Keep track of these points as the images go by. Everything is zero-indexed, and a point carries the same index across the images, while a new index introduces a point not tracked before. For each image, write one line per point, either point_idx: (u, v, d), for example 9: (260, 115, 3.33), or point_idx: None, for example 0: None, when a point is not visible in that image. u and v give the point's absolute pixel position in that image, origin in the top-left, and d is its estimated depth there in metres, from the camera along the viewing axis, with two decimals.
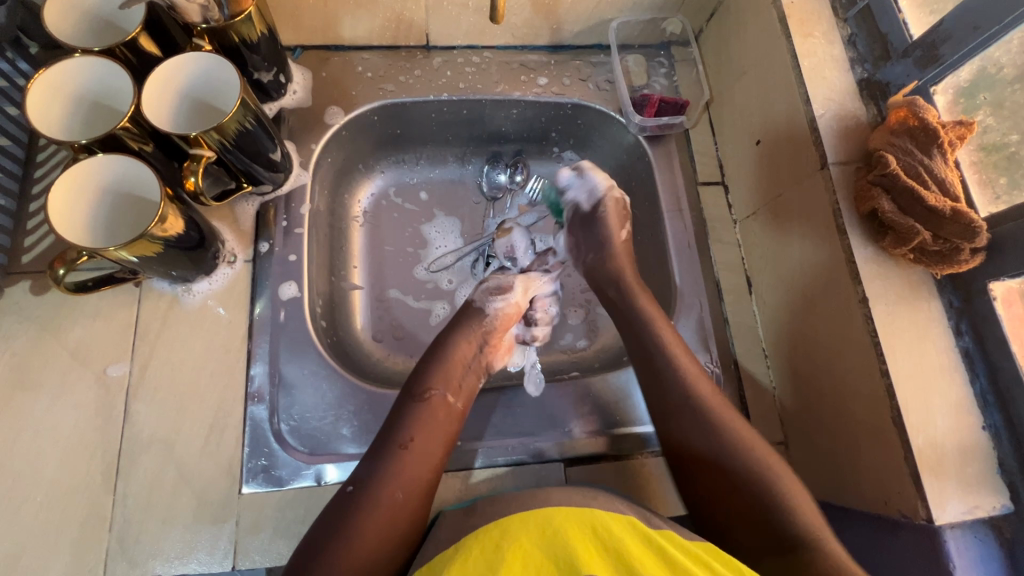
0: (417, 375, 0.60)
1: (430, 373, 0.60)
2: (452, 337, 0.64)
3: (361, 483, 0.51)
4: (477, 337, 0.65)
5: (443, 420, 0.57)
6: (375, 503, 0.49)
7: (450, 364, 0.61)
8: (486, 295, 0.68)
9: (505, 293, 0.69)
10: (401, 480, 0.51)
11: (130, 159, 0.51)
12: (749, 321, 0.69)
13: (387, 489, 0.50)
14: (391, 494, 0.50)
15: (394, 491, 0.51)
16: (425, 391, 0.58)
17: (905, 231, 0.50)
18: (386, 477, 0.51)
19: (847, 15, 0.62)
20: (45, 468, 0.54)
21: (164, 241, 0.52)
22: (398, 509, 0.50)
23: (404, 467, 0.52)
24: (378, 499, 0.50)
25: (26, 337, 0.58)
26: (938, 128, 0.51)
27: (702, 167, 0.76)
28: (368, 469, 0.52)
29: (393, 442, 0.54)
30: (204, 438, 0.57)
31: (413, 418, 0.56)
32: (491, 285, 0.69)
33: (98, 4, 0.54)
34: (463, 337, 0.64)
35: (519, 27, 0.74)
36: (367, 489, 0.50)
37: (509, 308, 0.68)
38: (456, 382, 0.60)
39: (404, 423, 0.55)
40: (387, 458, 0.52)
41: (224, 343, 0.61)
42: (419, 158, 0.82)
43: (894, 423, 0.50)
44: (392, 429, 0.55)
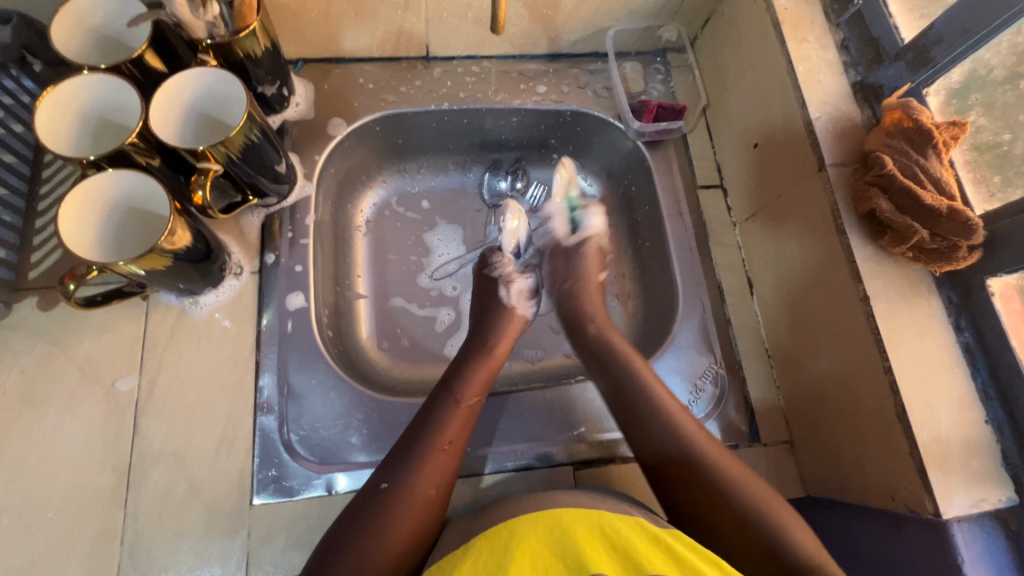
0: (457, 374, 0.60)
1: (471, 378, 0.60)
2: (490, 343, 0.65)
3: (393, 481, 0.51)
4: (507, 345, 0.66)
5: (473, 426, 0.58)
6: (407, 502, 0.49)
7: (487, 370, 0.62)
8: (521, 299, 0.71)
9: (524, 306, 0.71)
10: (434, 482, 0.51)
11: (138, 174, 0.51)
12: (752, 321, 0.70)
13: (423, 486, 0.51)
14: (425, 492, 0.51)
15: (429, 487, 0.51)
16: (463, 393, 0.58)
17: (904, 230, 0.51)
18: (420, 478, 0.51)
19: (839, 20, 0.64)
20: (55, 484, 0.54)
21: (173, 254, 0.52)
22: (431, 510, 0.50)
23: (440, 469, 0.52)
24: (416, 496, 0.50)
25: (34, 352, 0.58)
26: (932, 128, 0.52)
27: (700, 171, 0.77)
28: (407, 464, 0.52)
29: (434, 442, 0.53)
30: (215, 450, 0.57)
31: (452, 420, 0.56)
32: (522, 289, 0.71)
33: (106, 23, 0.55)
34: (501, 343, 0.66)
35: (518, 37, 0.75)
36: (403, 486, 0.50)
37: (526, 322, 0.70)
38: (489, 387, 0.61)
39: (444, 422, 0.55)
40: (428, 456, 0.52)
41: (232, 354, 0.61)
42: (421, 167, 0.83)
43: (899, 418, 0.50)
44: (431, 426, 0.55)
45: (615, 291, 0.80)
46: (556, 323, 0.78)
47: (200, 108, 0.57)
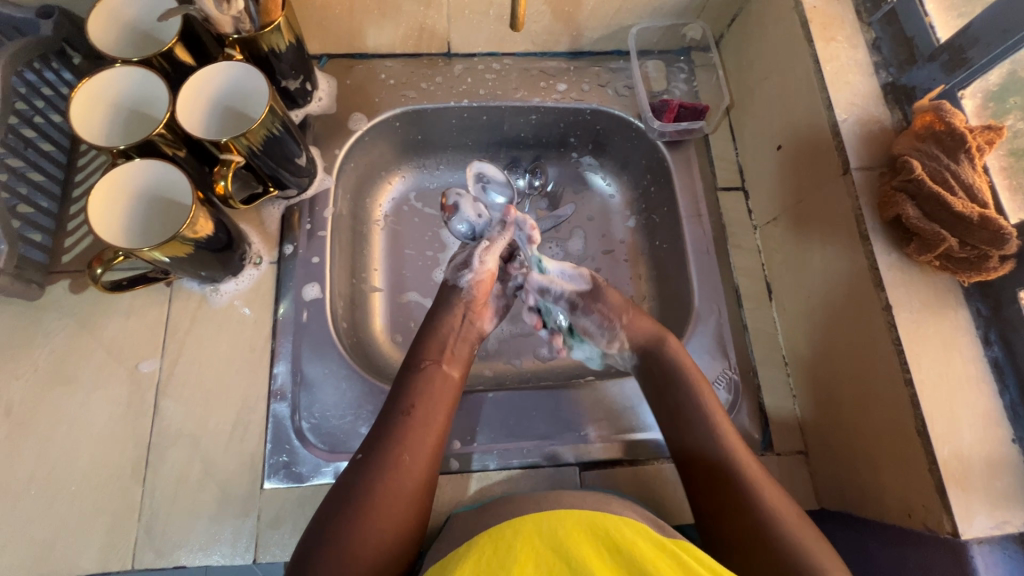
0: (416, 347, 0.62)
1: (424, 347, 0.62)
2: (439, 311, 0.65)
3: (367, 451, 0.53)
4: (460, 309, 0.65)
5: (440, 387, 0.59)
6: (381, 467, 0.52)
7: (442, 335, 0.63)
8: (455, 271, 0.67)
9: (470, 264, 0.66)
10: (405, 447, 0.53)
11: (163, 163, 0.53)
12: (769, 327, 0.68)
13: (393, 454, 0.53)
14: (397, 457, 0.52)
15: (400, 455, 0.53)
16: (418, 362, 0.60)
17: (931, 238, 0.49)
18: (390, 445, 0.53)
19: (871, 19, 0.62)
20: (79, 459, 0.57)
21: (194, 242, 0.54)
22: (409, 472, 0.52)
23: (407, 434, 0.54)
24: (386, 466, 0.52)
25: (64, 333, 0.61)
26: (965, 133, 0.50)
27: (721, 173, 0.75)
28: (376, 437, 0.54)
29: (394, 412, 0.56)
30: (229, 433, 0.59)
31: (411, 387, 0.58)
32: (459, 261, 0.68)
33: (139, 18, 0.58)
34: (452, 309, 0.65)
35: (539, 34, 0.75)
36: (372, 454, 0.53)
37: (484, 275, 0.66)
38: (449, 351, 0.62)
39: (401, 395, 0.57)
40: (393, 426, 0.55)
41: (249, 341, 0.63)
42: (440, 162, 0.83)
43: (918, 433, 0.48)
44: (394, 399, 0.57)
45: (630, 293, 0.79)
46: None
47: (220, 100, 0.59)
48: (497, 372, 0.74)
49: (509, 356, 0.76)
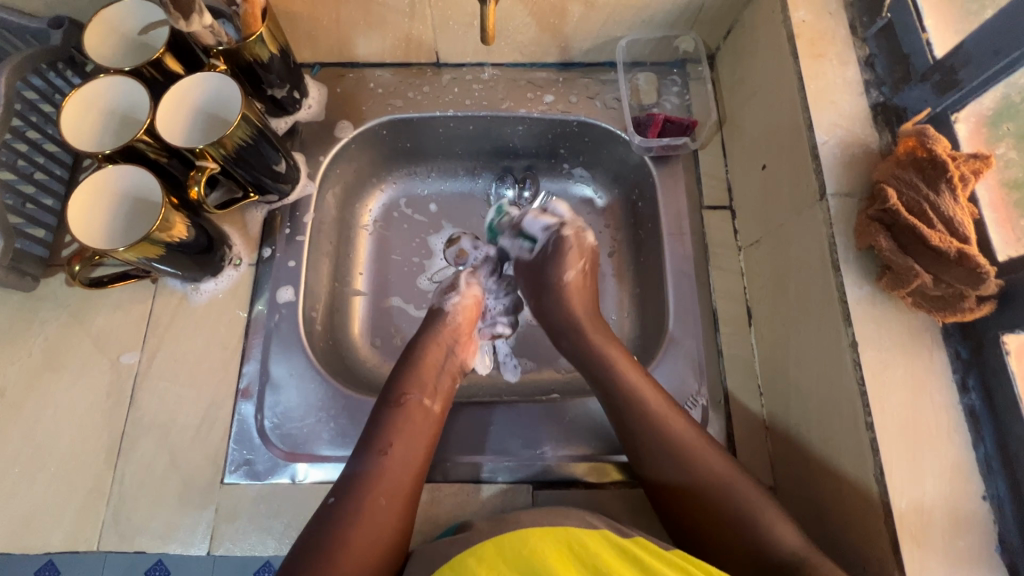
0: (395, 382, 0.62)
1: (406, 382, 0.62)
2: (425, 345, 0.66)
3: (340, 494, 0.53)
4: (446, 343, 0.67)
5: (419, 422, 0.59)
6: (356, 511, 0.51)
7: (425, 371, 0.64)
8: (441, 295, 0.72)
9: (455, 288, 0.72)
10: (382, 490, 0.53)
11: (136, 168, 0.57)
12: (746, 354, 0.65)
13: (369, 498, 0.52)
14: (372, 501, 0.52)
15: (376, 498, 0.52)
16: (399, 397, 0.60)
17: (903, 272, 0.46)
18: (365, 489, 0.53)
19: (866, 34, 0.58)
20: (59, 442, 0.60)
21: (166, 244, 0.57)
22: (384, 516, 0.51)
23: (383, 474, 0.54)
24: (362, 511, 0.51)
25: (57, 323, 0.65)
26: (948, 161, 0.46)
27: (708, 191, 0.72)
28: (352, 479, 0.54)
29: (371, 452, 0.56)
30: (197, 427, 0.62)
31: (390, 424, 0.58)
32: (446, 286, 0.73)
33: (132, 30, 0.61)
34: (435, 343, 0.67)
35: (527, 45, 0.74)
36: (346, 497, 0.52)
37: (465, 300, 0.72)
38: (431, 387, 0.63)
39: (380, 433, 0.57)
40: (367, 466, 0.54)
41: (223, 339, 0.65)
42: (430, 171, 0.84)
43: (876, 481, 0.45)
44: (369, 437, 0.57)
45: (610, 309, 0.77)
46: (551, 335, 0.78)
47: (199, 104, 0.61)
48: (469, 382, 0.75)
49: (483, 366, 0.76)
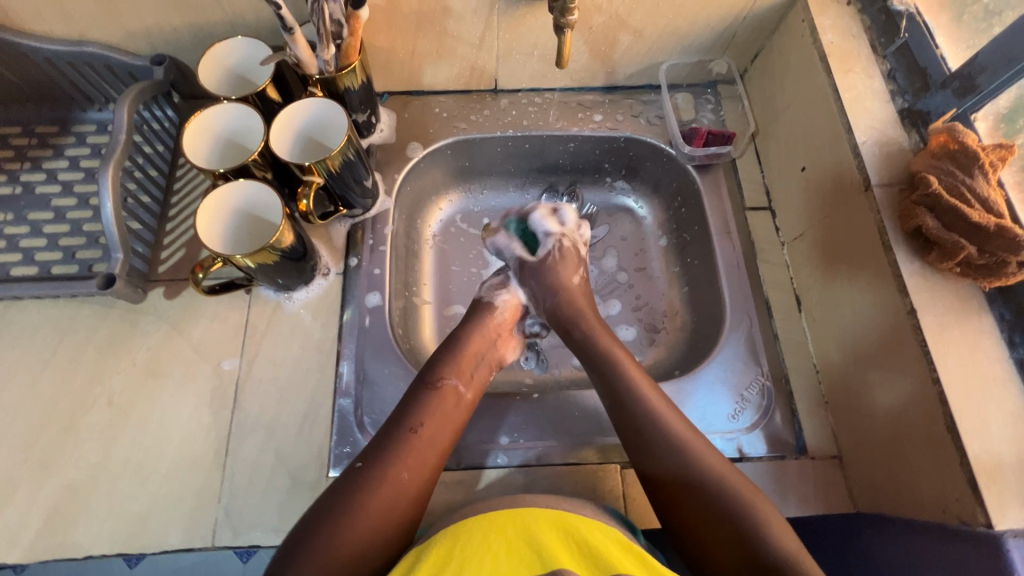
0: (433, 364, 0.65)
1: (445, 365, 0.65)
2: (466, 332, 0.69)
3: (367, 462, 0.56)
4: (488, 332, 0.70)
5: (453, 408, 0.62)
6: (379, 481, 0.54)
7: (464, 358, 0.67)
8: (490, 289, 0.76)
9: (505, 286, 0.76)
10: (407, 465, 0.56)
11: (260, 185, 0.62)
12: (799, 337, 0.72)
13: (392, 470, 0.55)
14: (396, 474, 0.55)
15: (399, 473, 0.56)
16: (438, 379, 0.64)
17: (951, 246, 0.53)
18: (392, 461, 0.56)
19: (886, 52, 0.68)
20: (169, 445, 0.63)
21: (279, 251, 0.62)
22: (400, 489, 0.55)
23: (411, 450, 0.57)
24: (383, 480, 0.54)
25: (159, 333, 0.69)
26: (977, 150, 0.54)
27: (748, 194, 0.80)
28: (379, 451, 0.57)
29: (403, 427, 0.59)
30: (299, 426, 0.65)
31: (427, 404, 0.61)
32: (494, 283, 0.77)
33: (238, 63, 0.67)
34: (476, 333, 0.70)
35: (578, 71, 0.83)
36: (373, 466, 0.55)
37: (511, 299, 0.75)
38: (468, 373, 0.66)
39: (417, 409, 0.60)
40: (398, 442, 0.58)
41: (318, 343, 0.69)
42: (485, 187, 0.91)
43: (948, 428, 0.51)
44: (403, 414, 0.60)
45: (662, 307, 0.83)
46: None
47: (303, 126, 0.67)
48: (537, 379, 0.79)
49: (548, 365, 0.80)
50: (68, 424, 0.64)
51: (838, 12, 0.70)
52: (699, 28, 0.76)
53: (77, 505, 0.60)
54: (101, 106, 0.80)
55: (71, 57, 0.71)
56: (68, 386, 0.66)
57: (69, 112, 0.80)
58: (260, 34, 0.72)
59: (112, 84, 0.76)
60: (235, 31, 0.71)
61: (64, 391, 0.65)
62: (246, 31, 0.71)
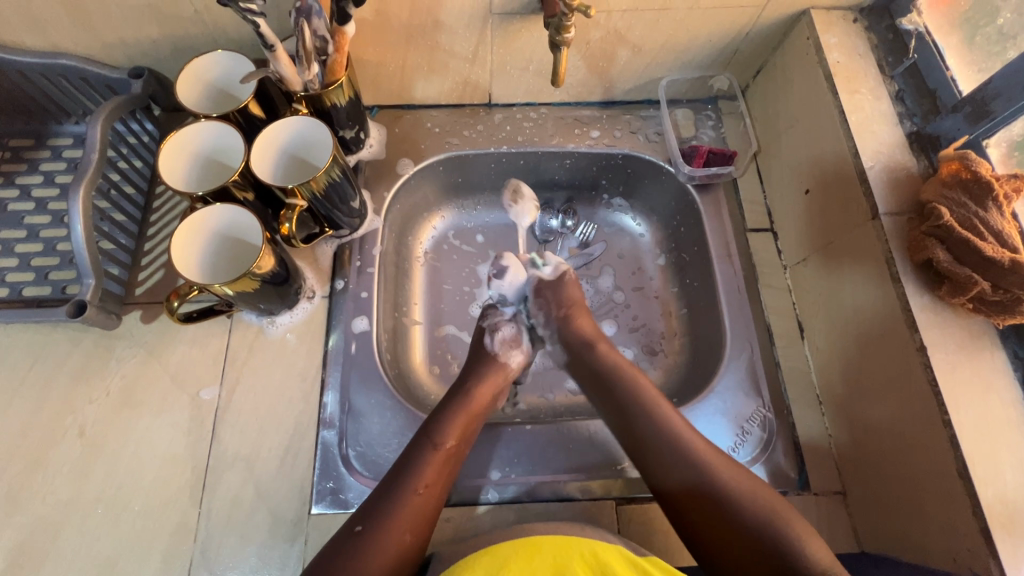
0: (435, 419, 0.61)
1: (448, 421, 0.61)
2: (472, 384, 0.66)
3: (367, 524, 0.53)
4: (494, 385, 0.67)
5: (452, 466, 0.59)
6: (380, 545, 0.52)
7: (468, 413, 0.63)
8: (504, 347, 0.70)
9: (518, 343, 0.71)
10: (409, 528, 0.54)
11: (237, 208, 0.59)
12: (802, 365, 0.69)
13: (395, 535, 0.53)
14: (398, 537, 0.53)
15: (402, 536, 0.53)
16: (441, 437, 0.60)
17: (964, 281, 0.51)
18: (394, 524, 0.53)
19: (894, 72, 0.66)
20: (143, 479, 0.61)
21: (260, 278, 0.59)
22: (401, 554, 0.52)
23: (412, 513, 0.54)
24: (387, 545, 0.52)
25: (135, 360, 0.66)
26: (991, 180, 0.52)
27: (750, 215, 0.78)
28: (378, 513, 0.54)
29: (404, 487, 0.55)
30: (281, 459, 0.62)
31: (428, 463, 0.58)
32: (506, 337, 0.71)
33: (219, 78, 0.64)
34: (483, 386, 0.66)
35: (575, 86, 0.80)
36: (374, 528, 0.52)
37: (522, 359, 0.71)
38: (470, 429, 0.62)
39: (419, 468, 0.57)
40: (401, 505, 0.54)
41: (302, 370, 0.67)
42: (477, 204, 0.88)
43: (960, 475, 0.49)
44: (402, 477, 0.56)
45: (660, 329, 0.81)
46: None
47: (292, 145, 0.64)
48: (530, 405, 0.76)
49: (542, 390, 0.77)
50: (36, 458, 0.61)
51: (845, 29, 0.67)
52: (700, 44, 0.74)
53: (45, 546, 0.57)
54: (78, 119, 0.77)
55: (44, 69, 0.68)
56: (38, 417, 0.62)
57: (44, 125, 0.76)
58: (242, 47, 0.69)
59: (89, 97, 0.73)
60: (217, 44, 0.68)
61: (33, 422, 0.62)
62: (227, 44, 0.68)
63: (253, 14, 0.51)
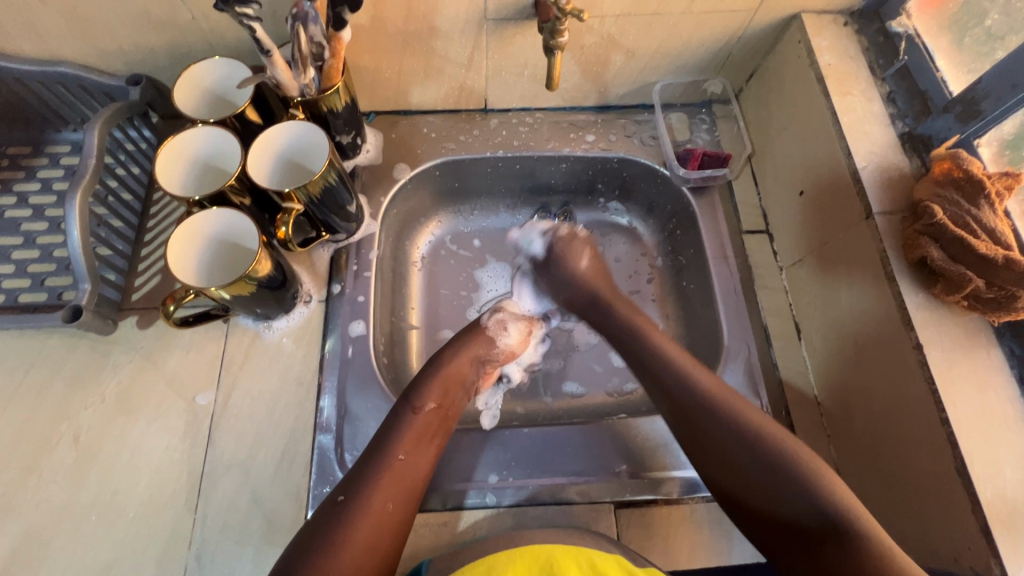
0: (414, 386, 0.62)
1: (426, 387, 0.62)
2: (454, 352, 0.66)
3: (349, 494, 0.53)
4: (479, 353, 0.68)
5: (434, 432, 0.59)
6: (363, 512, 0.51)
7: (447, 380, 0.63)
8: (496, 328, 0.72)
9: (507, 331, 0.73)
10: (391, 494, 0.53)
11: (235, 212, 0.59)
12: (799, 366, 0.69)
13: (377, 500, 0.52)
14: (380, 504, 0.52)
15: (384, 501, 0.53)
16: (420, 400, 0.61)
17: (958, 279, 0.51)
18: (375, 491, 0.53)
19: (885, 74, 0.66)
20: (139, 484, 0.60)
21: (256, 281, 0.59)
22: (385, 519, 0.52)
23: (393, 479, 0.54)
24: (369, 510, 0.51)
25: (130, 366, 0.65)
26: (983, 179, 0.53)
27: (745, 217, 0.78)
28: (359, 480, 0.54)
29: (385, 453, 0.56)
30: (277, 465, 0.62)
31: (408, 426, 0.58)
32: (501, 320, 0.73)
33: (216, 84, 0.65)
34: (465, 355, 0.67)
35: (570, 91, 0.81)
36: (356, 497, 0.52)
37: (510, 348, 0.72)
38: (450, 397, 0.63)
39: (399, 431, 0.57)
40: (382, 468, 0.55)
41: (298, 375, 0.66)
42: (474, 208, 0.88)
43: (959, 473, 0.48)
44: (383, 443, 0.57)
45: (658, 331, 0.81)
46: (596, 360, 0.80)
47: (289, 154, 0.65)
48: (528, 409, 0.76)
49: (539, 393, 0.77)
50: (29, 466, 0.60)
51: (835, 32, 0.68)
52: (694, 48, 0.74)
53: (37, 552, 0.57)
54: (76, 127, 0.77)
55: (42, 77, 0.68)
56: (31, 424, 0.62)
57: (43, 132, 0.77)
58: (240, 55, 0.69)
59: (86, 104, 0.74)
60: (214, 52, 0.69)
61: (25, 430, 0.62)
62: (225, 51, 0.68)
63: (248, 18, 0.51)
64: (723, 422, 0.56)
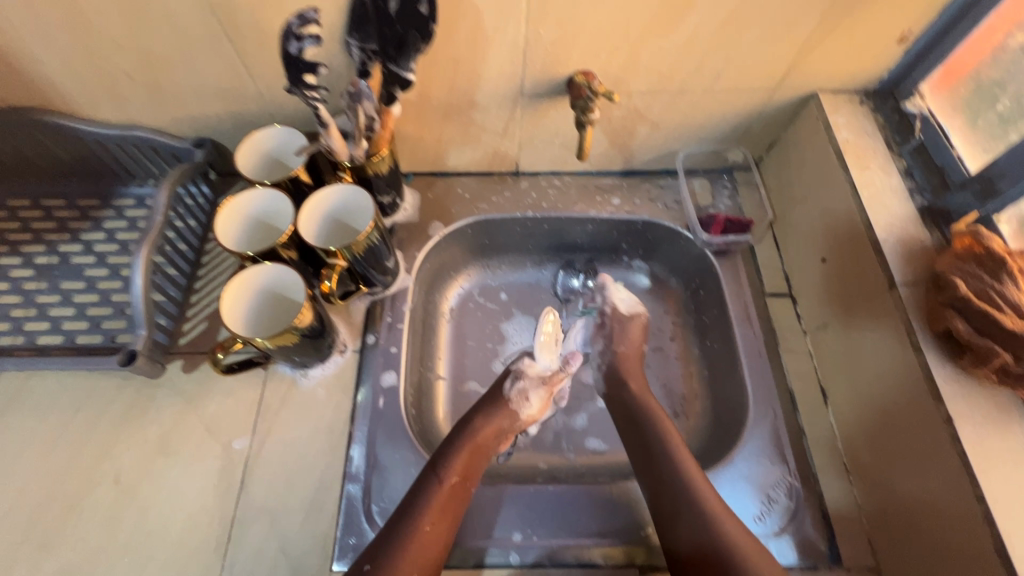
0: (442, 455, 0.63)
1: (450, 457, 0.63)
2: (477, 422, 0.67)
3: (375, 564, 0.54)
4: (502, 424, 0.68)
5: (456, 502, 0.60)
6: None
7: (471, 450, 0.64)
8: (519, 399, 0.70)
9: (529, 400, 0.71)
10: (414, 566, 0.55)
11: (284, 267, 0.63)
12: (826, 432, 0.69)
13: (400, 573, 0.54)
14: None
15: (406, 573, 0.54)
16: (446, 472, 0.61)
17: (984, 352, 0.52)
18: (399, 563, 0.54)
19: (902, 150, 0.70)
20: (172, 526, 0.62)
21: (298, 331, 0.62)
22: None
23: (416, 552, 0.56)
24: None
25: (173, 408, 0.68)
26: (1005, 255, 0.54)
27: (768, 280, 0.80)
28: (385, 549, 0.55)
29: (409, 523, 0.57)
30: (304, 513, 0.63)
31: (432, 499, 0.59)
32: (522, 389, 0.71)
33: (274, 148, 0.71)
34: (489, 425, 0.67)
35: (597, 158, 0.86)
36: (380, 567, 0.54)
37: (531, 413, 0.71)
38: (473, 467, 0.63)
39: (425, 502, 0.58)
40: (407, 539, 0.56)
41: (330, 424, 0.68)
42: (502, 263, 0.92)
43: (998, 553, 0.47)
44: (408, 512, 0.58)
45: (682, 389, 0.81)
46: None
47: (336, 215, 0.69)
48: (551, 465, 0.76)
49: (563, 449, 0.77)
50: (71, 504, 0.63)
51: (851, 110, 0.72)
52: (716, 121, 0.79)
53: None
54: (141, 182, 0.84)
55: (120, 139, 0.75)
56: (78, 461, 0.65)
57: (111, 186, 0.84)
58: (296, 122, 0.76)
59: (153, 162, 0.80)
60: (274, 120, 0.75)
61: (72, 468, 0.64)
62: (283, 119, 0.75)
63: None
64: (685, 502, 0.59)
